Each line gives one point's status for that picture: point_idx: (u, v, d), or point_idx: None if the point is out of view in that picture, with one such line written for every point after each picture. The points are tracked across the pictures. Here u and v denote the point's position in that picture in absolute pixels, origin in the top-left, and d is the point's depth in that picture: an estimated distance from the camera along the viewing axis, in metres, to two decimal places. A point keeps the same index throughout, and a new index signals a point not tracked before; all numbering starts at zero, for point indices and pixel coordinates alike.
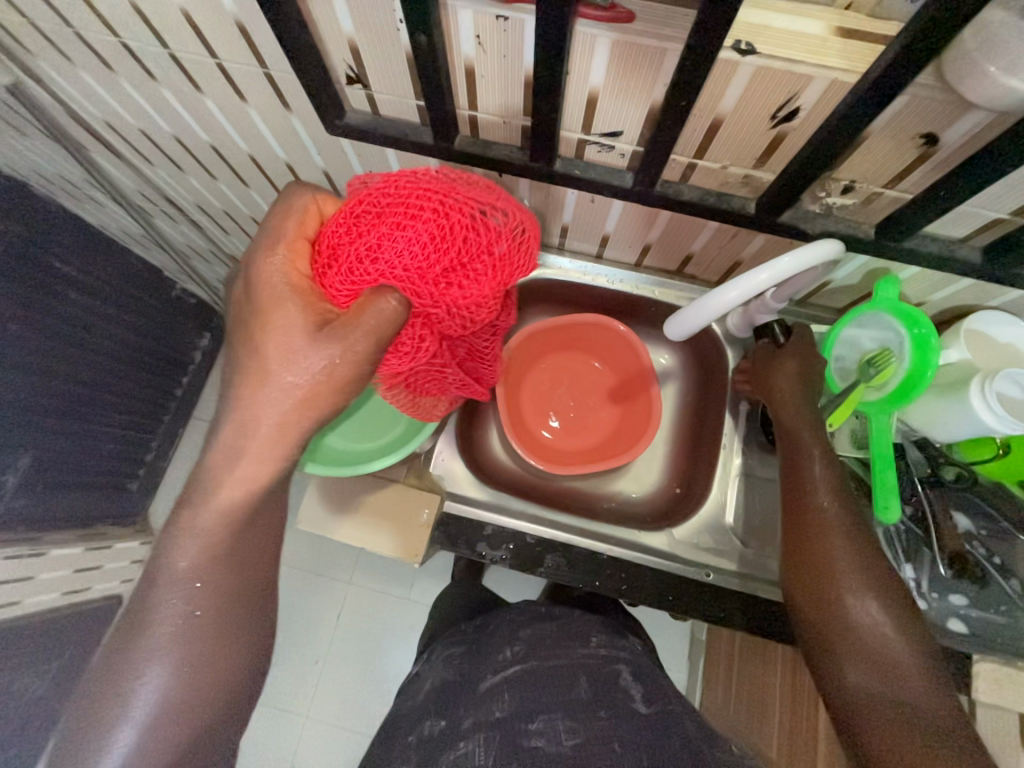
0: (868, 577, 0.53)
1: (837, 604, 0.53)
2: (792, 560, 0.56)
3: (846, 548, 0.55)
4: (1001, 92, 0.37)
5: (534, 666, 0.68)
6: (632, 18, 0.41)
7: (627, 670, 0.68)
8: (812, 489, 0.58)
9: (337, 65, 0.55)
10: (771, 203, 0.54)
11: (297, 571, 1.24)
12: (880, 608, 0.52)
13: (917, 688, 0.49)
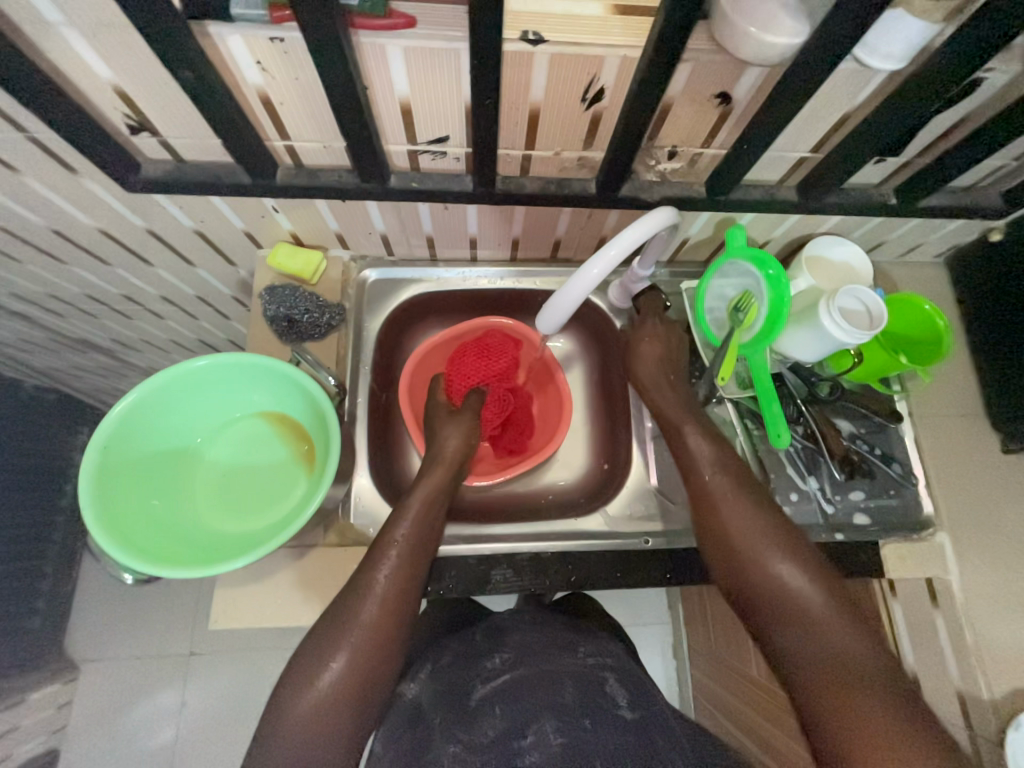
0: (775, 538, 0.54)
1: (756, 572, 0.53)
2: (702, 537, 0.57)
3: (743, 510, 0.56)
4: (764, 48, 0.40)
5: (526, 675, 0.66)
6: (413, 23, 0.40)
7: (613, 678, 0.68)
8: (700, 463, 0.60)
9: (113, 117, 0.48)
10: (609, 181, 0.55)
11: None
12: (793, 566, 0.52)
13: (850, 641, 0.48)
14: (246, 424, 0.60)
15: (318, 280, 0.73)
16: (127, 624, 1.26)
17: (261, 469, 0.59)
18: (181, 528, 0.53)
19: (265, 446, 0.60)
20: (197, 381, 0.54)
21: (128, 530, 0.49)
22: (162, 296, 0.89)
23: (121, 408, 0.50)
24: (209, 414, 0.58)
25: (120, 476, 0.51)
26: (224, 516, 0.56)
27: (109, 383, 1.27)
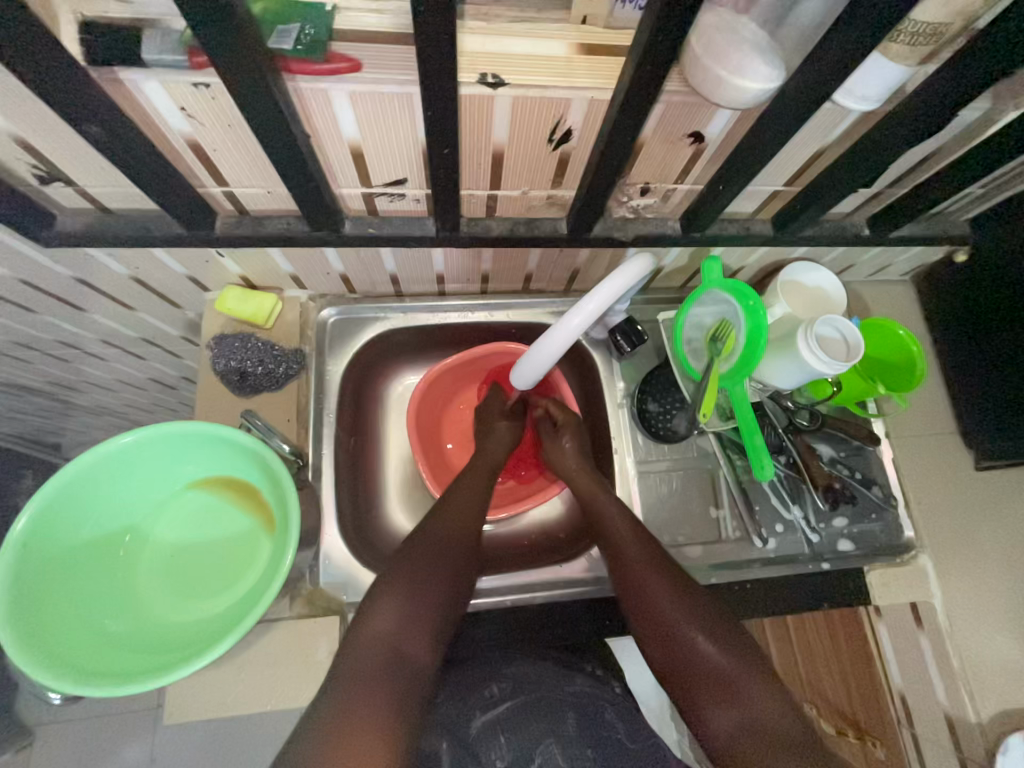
0: (692, 610, 0.55)
1: (667, 629, 0.54)
2: (625, 608, 0.58)
3: (664, 584, 0.57)
4: (738, 92, 0.38)
5: (530, 701, 0.59)
6: (358, 67, 0.36)
7: (611, 706, 0.61)
8: (620, 539, 0.61)
9: (17, 167, 0.42)
10: (579, 221, 0.52)
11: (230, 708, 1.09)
12: (699, 620, 0.54)
13: (753, 685, 0.50)
14: (191, 497, 0.54)
15: (273, 324, 0.67)
16: None
17: (212, 546, 0.54)
18: (124, 626, 0.48)
19: (215, 520, 0.54)
20: (127, 461, 0.49)
21: (57, 642, 0.43)
22: (102, 340, 0.82)
23: (38, 505, 0.44)
24: (147, 492, 0.52)
25: (44, 580, 0.45)
26: (172, 604, 0.51)
27: (52, 425, 1.17)
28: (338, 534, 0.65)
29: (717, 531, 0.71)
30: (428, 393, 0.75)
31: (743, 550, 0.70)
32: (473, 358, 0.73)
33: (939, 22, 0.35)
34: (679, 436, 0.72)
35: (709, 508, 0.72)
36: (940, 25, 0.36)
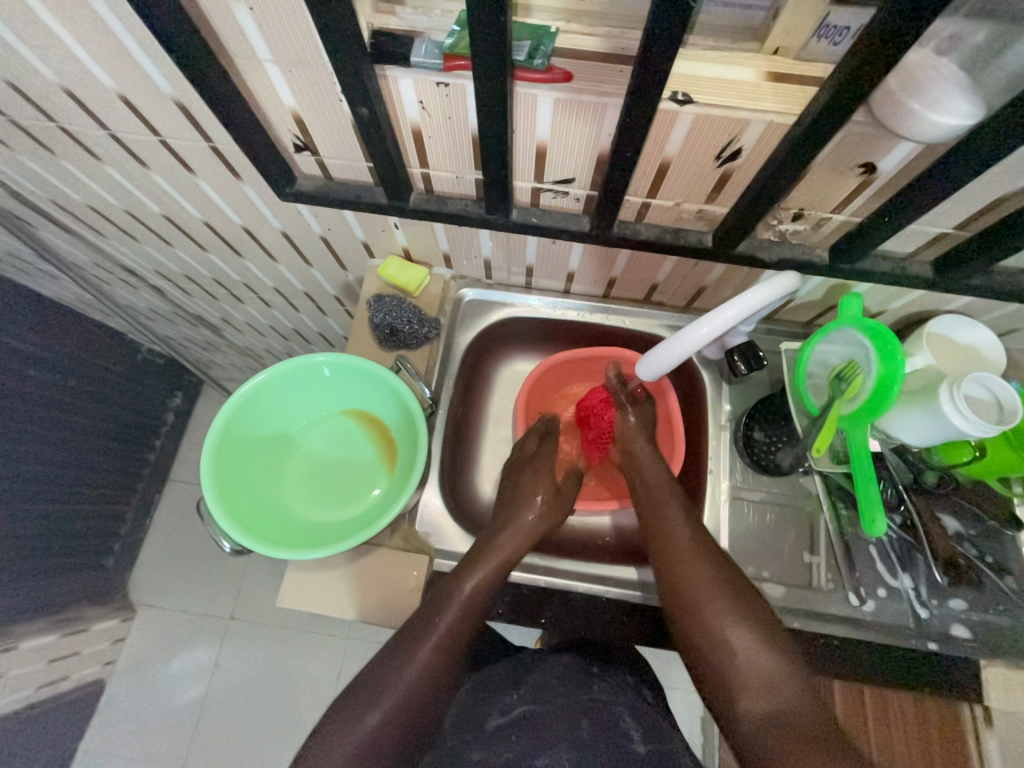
0: (723, 588, 0.56)
1: (711, 633, 0.54)
2: (664, 588, 0.59)
3: (709, 567, 0.58)
4: (928, 125, 0.39)
5: (543, 711, 0.61)
6: (569, 77, 0.43)
7: (629, 711, 0.63)
8: (675, 523, 0.63)
9: (283, 135, 0.55)
10: (726, 237, 0.55)
11: (302, 637, 1.37)
12: (738, 619, 0.54)
13: (789, 690, 0.49)
14: (344, 421, 0.65)
15: (421, 294, 0.77)
16: (183, 579, 1.43)
17: (350, 466, 0.63)
18: (266, 501, 0.58)
19: (352, 445, 0.63)
20: (318, 376, 0.61)
21: (224, 486, 0.54)
22: (276, 289, 0.99)
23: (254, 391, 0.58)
24: (316, 408, 0.63)
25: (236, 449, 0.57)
26: (310, 503, 0.60)
27: (208, 354, 1.42)
28: (438, 489, 0.73)
29: (808, 577, 0.68)
30: (545, 380, 0.80)
31: (836, 604, 0.66)
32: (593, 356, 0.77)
33: None
34: (782, 471, 0.70)
35: (802, 552, 0.68)
36: None
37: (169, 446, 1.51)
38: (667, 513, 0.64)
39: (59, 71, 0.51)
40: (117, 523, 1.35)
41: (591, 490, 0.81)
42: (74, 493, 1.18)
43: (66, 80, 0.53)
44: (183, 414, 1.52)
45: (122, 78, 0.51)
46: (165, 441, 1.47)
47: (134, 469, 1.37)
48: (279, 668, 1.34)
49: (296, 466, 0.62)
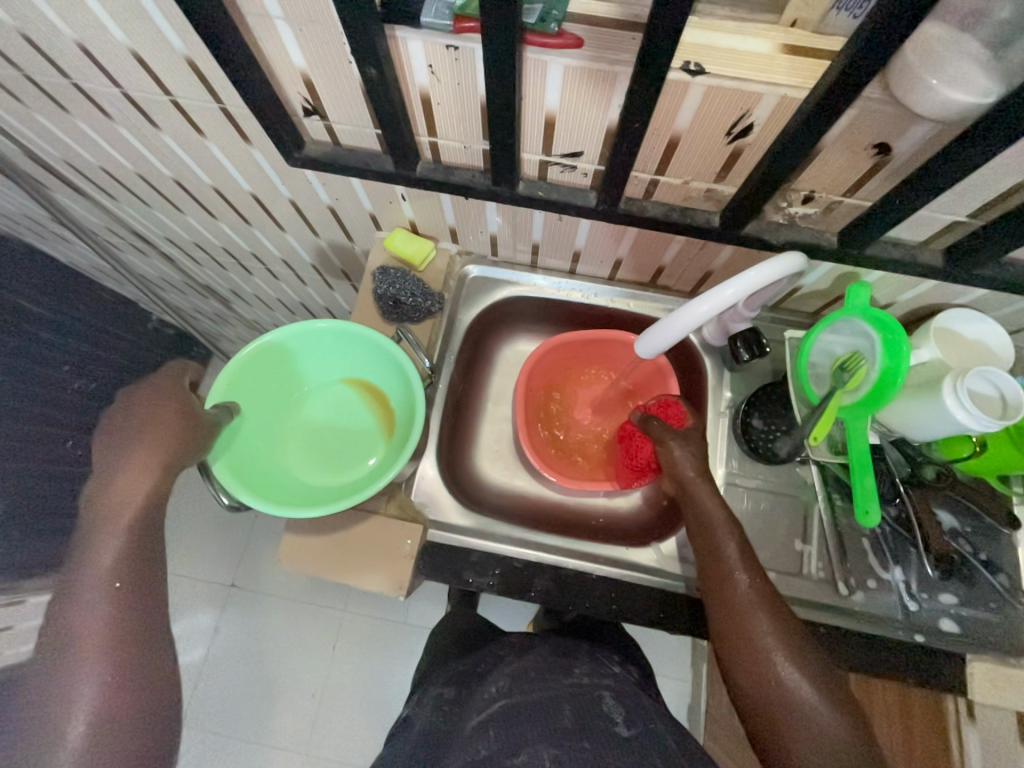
0: (789, 642, 0.53)
1: (770, 688, 0.52)
2: (720, 634, 0.56)
3: (773, 621, 0.54)
4: (944, 102, 0.38)
5: (523, 702, 0.66)
6: (581, 44, 0.41)
7: (611, 695, 0.67)
8: (733, 567, 0.57)
9: (293, 97, 0.55)
10: (733, 217, 0.54)
11: (300, 605, 1.40)
12: (804, 674, 0.52)
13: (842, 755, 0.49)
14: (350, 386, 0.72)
15: (426, 268, 0.77)
16: (186, 545, 1.46)
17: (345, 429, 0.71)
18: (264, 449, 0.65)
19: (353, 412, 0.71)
20: (339, 340, 0.68)
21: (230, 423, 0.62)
22: (284, 260, 0.99)
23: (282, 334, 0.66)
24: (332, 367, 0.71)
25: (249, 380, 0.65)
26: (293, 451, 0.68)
27: (217, 326, 1.43)
28: (434, 461, 0.74)
29: (799, 565, 0.68)
30: (547, 359, 0.80)
31: (823, 593, 0.66)
32: (594, 339, 0.77)
33: None
34: (778, 459, 0.70)
35: (794, 541, 0.69)
36: None
37: None
38: (726, 556, 0.58)
39: (72, 24, 0.51)
40: None
41: (586, 471, 0.81)
42: None
43: (79, 35, 0.53)
44: None
45: (134, 34, 0.51)
46: None
47: None
48: (277, 634, 1.37)
49: (117, 417, 0.55)
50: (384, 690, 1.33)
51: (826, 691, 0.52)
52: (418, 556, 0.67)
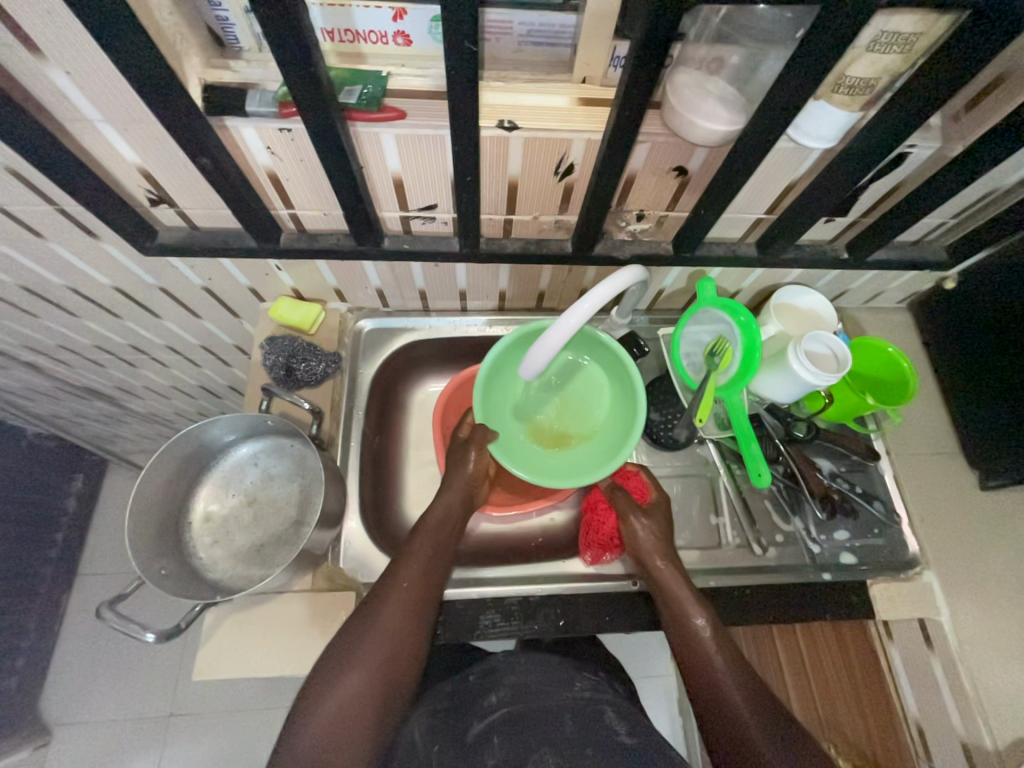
0: (770, 722, 0.53)
1: (743, 752, 0.52)
2: (705, 719, 0.55)
3: (747, 695, 0.55)
4: (707, 132, 0.46)
5: (522, 712, 0.65)
6: (403, 114, 0.46)
7: (612, 710, 0.67)
8: (706, 644, 0.59)
9: (136, 190, 0.54)
10: (582, 243, 0.61)
11: (256, 715, 1.25)
12: (792, 761, 0.50)
13: None
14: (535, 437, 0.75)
15: (317, 330, 0.77)
16: (109, 684, 1.27)
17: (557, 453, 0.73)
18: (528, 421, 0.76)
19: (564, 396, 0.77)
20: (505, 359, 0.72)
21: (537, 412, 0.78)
22: (169, 347, 0.94)
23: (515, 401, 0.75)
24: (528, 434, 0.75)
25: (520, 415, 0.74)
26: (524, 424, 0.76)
27: (107, 429, 1.30)
28: (358, 516, 0.73)
29: (717, 537, 0.74)
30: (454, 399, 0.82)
31: (743, 556, 0.73)
32: None
33: (869, 77, 0.42)
34: (680, 443, 0.76)
35: (709, 515, 0.75)
36: (871, 79, 0.43)
37: (74, 538, 1.36)
38: (698, 635, 0.59)
39: None
40: (18, 637, 1.19)
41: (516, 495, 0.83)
42: None
43: None
44: (87, 499, 1.39)
45: None
46: (67, 532, 1.33)
47: (33, 570, 1.23)
48: (232, 756, 1.22)
49: None
50: None
51: (794, 743, 0.51)
52: None
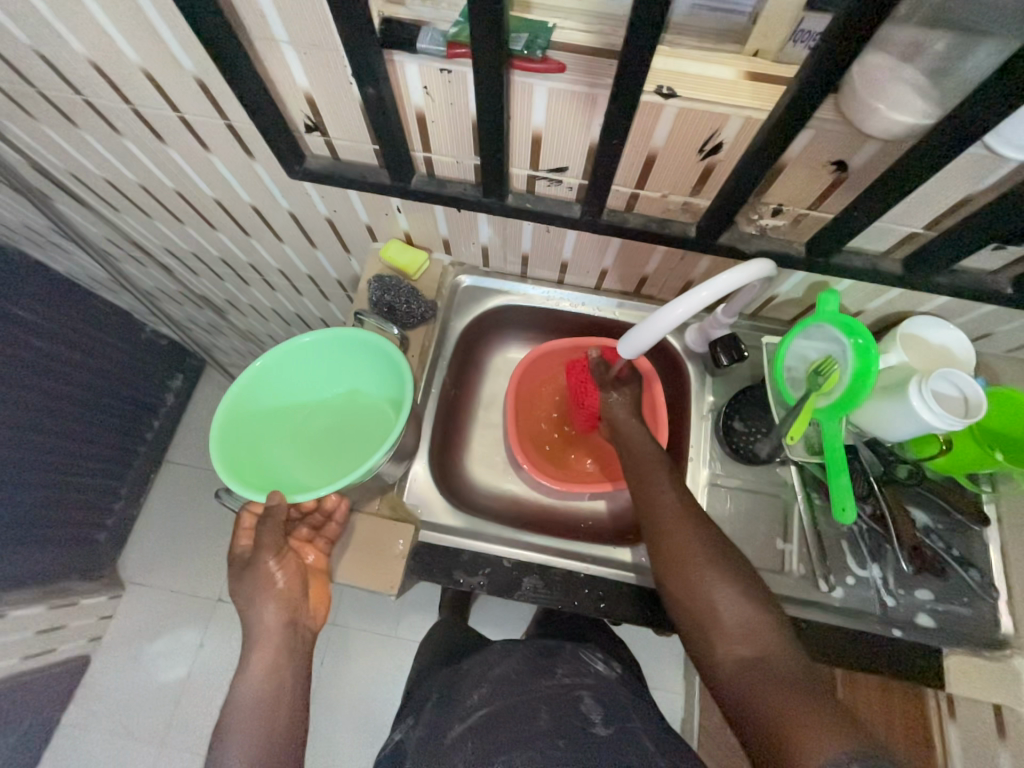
0: (712, 551, 0.59)
1: (686, 573, 0.58)
2: (651, 543, 0.62)
3: (697, 529, 0.60)
4: (892, 123, 0.42)
5: (500, 706, 0.67)
6: (563, 68, 0.46)
7: (589, 696, 0.68)
8: (662, 488, 0.64)
9: (296, 115, 0.58)
10: (708, 230, 0.58)
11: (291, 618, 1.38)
12: (727, 580, 0.57)
13: (753, 621, 0.54)
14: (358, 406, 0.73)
15: (420, 276, 0.80)
16: (175, 558, 1.45)
17: (335, 468, 0.71)
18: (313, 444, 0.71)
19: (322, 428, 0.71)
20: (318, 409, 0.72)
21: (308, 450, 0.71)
22: (281, 271, 1.02)
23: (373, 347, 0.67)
24: (364, 372, 0.72)
25: (313, 341, 0.69)
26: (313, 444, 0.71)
27: (211, 337, 1.44)
28: (425, 461, 0.77)
29: (780, 562, 0.70)
30: (535, 367, 0.83)
31: (805, 589, 0.68)
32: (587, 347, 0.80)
33: None
34: (759, 459, 0.72)
35: (776, 539, 0.71)
36: None
37: (168, 427, 1.53)
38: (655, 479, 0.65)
39: (87, 43, 0.54)
40: (112, 500, 1.38)
41: (567, 474, 0.83)
42: (72, 466, 1.20)
43: (92, 53, 0.56)
44: (184, 396, 1.55)
45: (146, 53, 0.54)
46: (164, 421, 1.50)
47: (132, 446, 1.41)
48: None
49: None
50: (376, 706, 1.29)
51: (732, 561, 0.58)
52: (409, 556, 0.68)
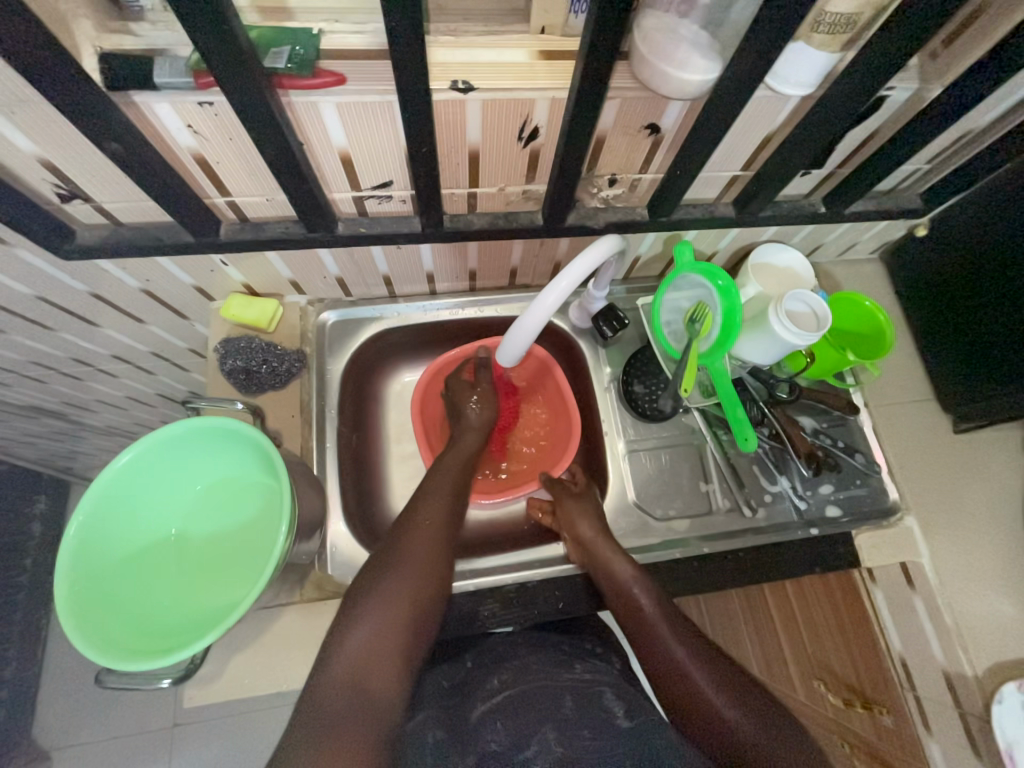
0: (690, 643, 0.56)
1: (675, 677, 0.54)
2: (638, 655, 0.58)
3: (671, 627, 0.57)
4: (682, 84, 0.42)
5: (522, 693, 0.56)
6: (342, 79, 0.40)
7: (611, 690, 0.57)
8: (632, 590, 0.61)
9: (41, 187, 0.47)
10: (553, 213, 0.57)
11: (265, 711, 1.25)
12: (709, 670, 0.53)
13: (744, 717, 0.50)
14: (218, 497, 0.65)
15: (275, 328, 0.71)
16: (104, 702, 1.24)
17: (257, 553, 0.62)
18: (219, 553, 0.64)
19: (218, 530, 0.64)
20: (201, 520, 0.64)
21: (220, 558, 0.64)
22: (117, 357, 0.86)
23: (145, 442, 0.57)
24: (196, 468, 0.63)
25: (88, 551, 0.56)
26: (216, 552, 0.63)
27: (63, 448, 1.20)
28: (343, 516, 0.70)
29: (707, 503, 0.75)
30: (434, 387, 0.79)
31: (734, 519, 0.74)
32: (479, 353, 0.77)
33: (853, 13, 0.39)
34: (665, 415, 0.75)
35: (699, 482, 0.75)
36: (854, 15, 0.39)
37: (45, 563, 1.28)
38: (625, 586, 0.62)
39: None
40: None
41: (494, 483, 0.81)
42: None
43: None
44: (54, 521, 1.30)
45: None
46: (35, 559, 1.21)
47: None
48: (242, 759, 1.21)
49: None
50: None
51: (713, 656, 0.55)
52: None
